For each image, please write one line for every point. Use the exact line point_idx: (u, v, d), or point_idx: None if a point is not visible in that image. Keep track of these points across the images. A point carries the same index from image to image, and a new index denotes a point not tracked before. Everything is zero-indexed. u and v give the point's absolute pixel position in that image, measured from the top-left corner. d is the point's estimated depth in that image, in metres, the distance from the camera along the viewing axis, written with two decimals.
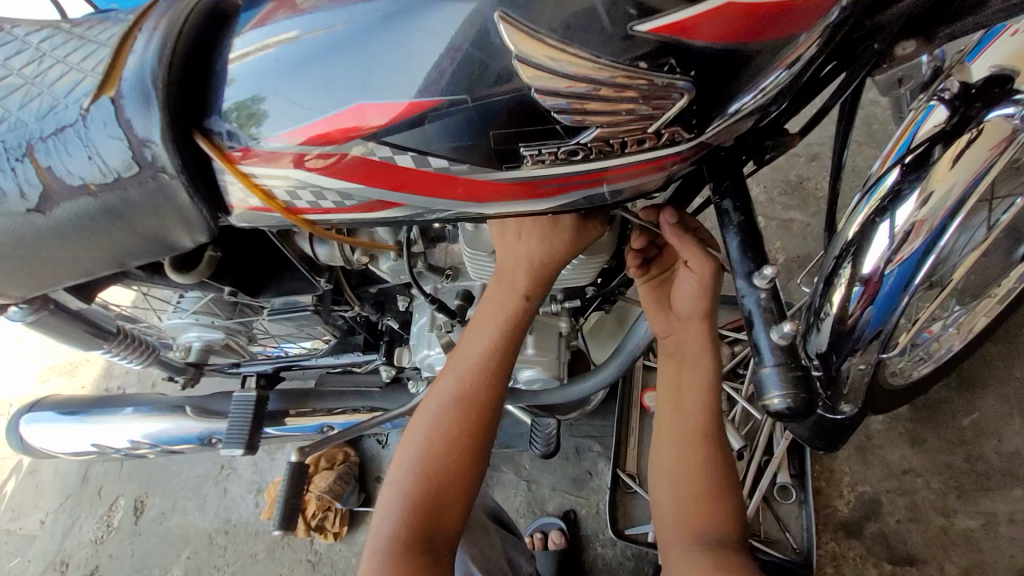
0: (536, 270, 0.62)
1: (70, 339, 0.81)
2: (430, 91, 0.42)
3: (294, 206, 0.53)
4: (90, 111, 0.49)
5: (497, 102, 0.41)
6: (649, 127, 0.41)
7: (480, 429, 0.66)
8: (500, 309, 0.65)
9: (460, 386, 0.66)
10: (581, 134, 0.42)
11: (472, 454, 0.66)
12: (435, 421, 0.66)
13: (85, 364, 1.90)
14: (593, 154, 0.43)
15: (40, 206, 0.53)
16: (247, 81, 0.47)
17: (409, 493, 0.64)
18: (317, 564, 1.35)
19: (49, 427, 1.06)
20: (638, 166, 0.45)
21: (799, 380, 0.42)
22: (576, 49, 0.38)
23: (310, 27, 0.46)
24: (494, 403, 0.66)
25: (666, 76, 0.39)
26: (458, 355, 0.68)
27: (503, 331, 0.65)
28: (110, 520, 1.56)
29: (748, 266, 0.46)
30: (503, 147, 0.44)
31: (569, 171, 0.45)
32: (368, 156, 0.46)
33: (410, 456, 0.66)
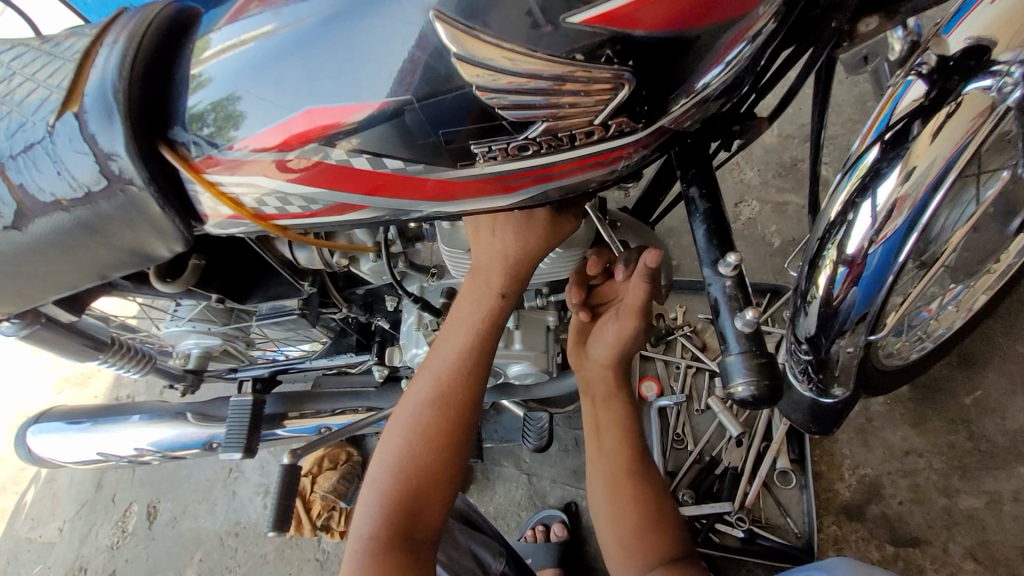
0: (513, 264, 0.61)
1: (66, 351, 0.83)
2: (376, 92, 0.42)
3: (263, 212, 0.53)
4: (55, 127, 0.49)
5: (443, 101, 0.41)
6: (595, 119, 0.41)
7: (458, 429, 0.66)
8: (476, 309, 0.65)
9: (438, 385, 0.66)
10: (528, 129, 0.42)
11: (450, 453, 0.66)
12: (412, 421, 0.67)
13: (95, 374, 1.94)
14: (543, 149, 0.43)
15: (18, 222, 0.53)
16: (222, 82, 0.47)
17: (388, 493, 0.65)
18: (325, 562, 1.38)
19: (55, 437, 1.08)
20: (592, 157, 0.44)
21: (764, 367, 0.40)
22: (512, 43, 0.38)
23: (269, 28, 0.46)
24: (472, 401, 0.66)
25: (605, 67, 0.38)
26: (435, 356, 0.68)
27: (478, 331, 0.65)
28: (125, 525, 1.60)
29: (713, 254, 0.45)
30: (455, 146, 0.44)
31: (523, 166, 0.45)
32: (325, 161, 0.46)
33: (387, 457, 0.67)
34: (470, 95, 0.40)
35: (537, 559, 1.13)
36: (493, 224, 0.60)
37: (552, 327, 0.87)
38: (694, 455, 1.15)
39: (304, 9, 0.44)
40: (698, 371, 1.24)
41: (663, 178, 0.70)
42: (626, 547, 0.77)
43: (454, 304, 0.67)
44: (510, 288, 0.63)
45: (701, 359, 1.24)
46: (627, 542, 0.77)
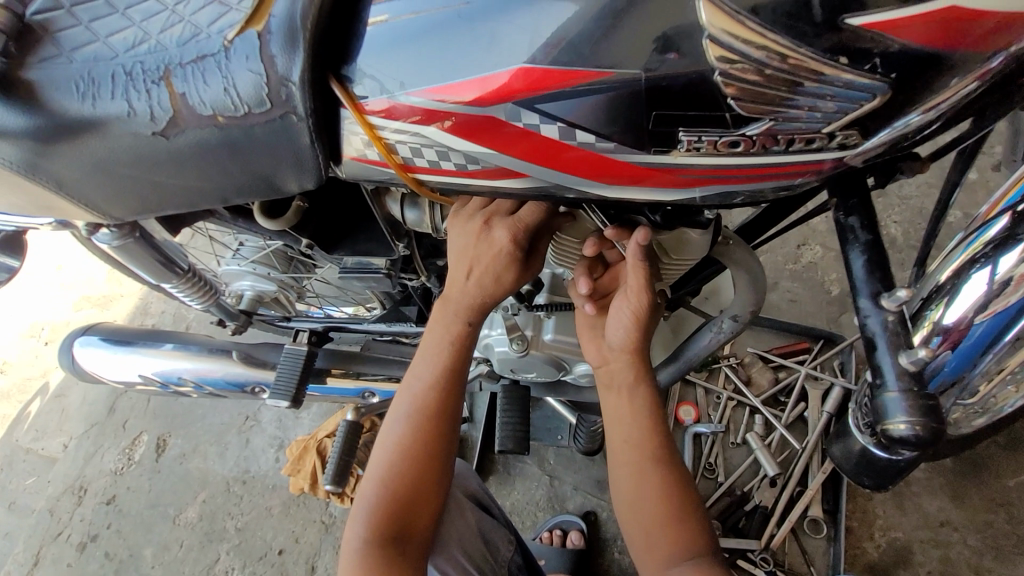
0: (511, 224, 0.64)
1: (144, 268, 0.82)
2: (601, 63, 0.42)
3: (409, 163, 0.52)
4: (233, 43, 0.50)
5: (672, 81, 0.41)
6: (826, 128, 0.41)
7: (441, 419, 0.73)
8: (493, 264, 0.67)
9: (415, 402, 0.74)
10: (750, 125, 0.42)
11: (434, 443, 0.73)
12: (396, 436, 0.73)
13: (119, 299, 1.93)
14: (755, 148, 0.43)
15: (167, 129, 0.53)
16: (404, 35, 0.47)
17: (379, 494, 0.70)
18: (331, 526, 1.38)
19: (100, 353, 1.08)
20: (787, 168, 0.44)
21: (929, 408, 0.41)
22: (775, 36, 0.38)
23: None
24: (453, 395, 0.75)
25: (867, 75, 0.38)
26: (413, 379, 0.76)
27: (458, 331, 0.74)
28: (131, 453, 1.59)
29: (875, 287, 0.45)
30: (652, 131, 0.44)
31: (718, 163, 0.44)
32: (513, 122, 0.45)
33: (378, 464, 0.73)
34: (705, 79, 0.40)
35: (550, 563, 1.12)
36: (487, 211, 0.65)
37: None
38: (724, 487, 1.14)
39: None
40: (739, 406, 1.23)
41: (785, 204, 0.69)
42: (647, 541, 0.66)
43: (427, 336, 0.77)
44: (514, 235, 0.65)
45: (743, 393, 1.23)
46: (650, 530, 0.66)
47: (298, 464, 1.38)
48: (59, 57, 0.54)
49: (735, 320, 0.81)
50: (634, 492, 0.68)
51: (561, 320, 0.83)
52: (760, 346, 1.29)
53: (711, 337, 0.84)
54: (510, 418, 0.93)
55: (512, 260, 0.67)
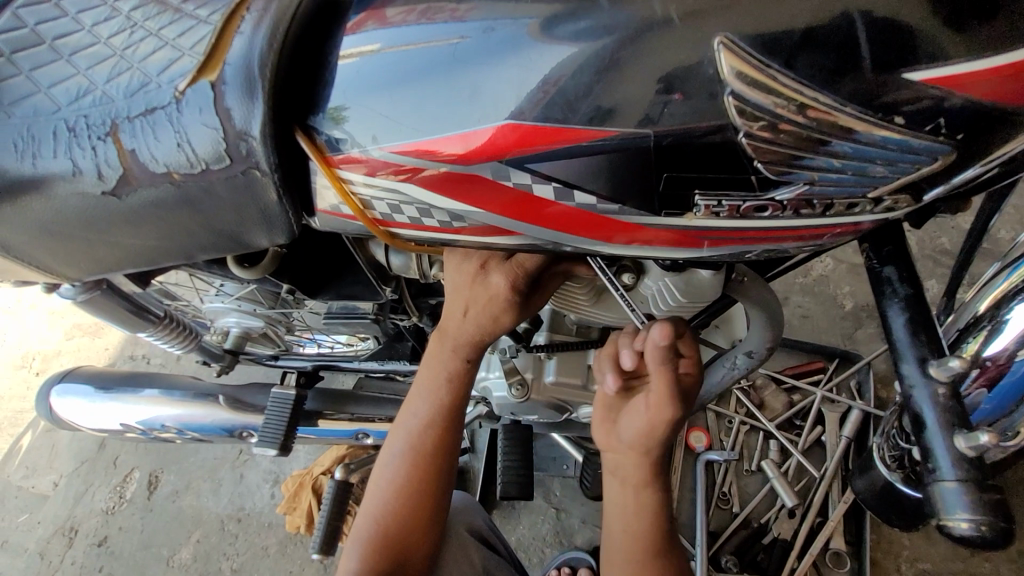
0: (509, 269, 0.54)
1: (115, 320, 0.76)
2: (607, 119, 0.36)
3: (383, 218, 0.47)
4: (185, 94, 0.44)
5: (695, 137, 0.36)
6: (873, 192, 0.37)
7: (440, 459, 0.63)
8: (489, 310, 0.57)
9: (411, 439, 0.63)
10: (778, 189, 0.37)
11: (434, 483, 0.63)
12: (390, 476, 0.63)
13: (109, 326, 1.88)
14: (784, 212, 0.38)
15: (118, 189, 0.48)
16: (380, 79, 0.42)
17: (370, 542, 0.61)
18: (329, 565, 1.33)
19: (80, 400, 1.02)
20: (815, 229, 0.40)
21: (993, 501, 0.35)
22: (816, 93, 0.33)
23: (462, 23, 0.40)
24: (455, 434, 0.64)
25: (927, 136, 0.35)
26: (408, 412, 0.65)
27: (456, 364, 0.62)
28: (123, 491, 1.54)
29: (921, 352, 0.39)
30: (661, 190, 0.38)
31: (740, 226, 0.39)
32: (503, 182, 0.40)
33: (370, 506, 0.63)
34: (731, 139, 0.35)
35: None
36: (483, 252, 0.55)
37: None
38: (740, 519, 1.08)
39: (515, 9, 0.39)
40: (752, 430, 1.18)
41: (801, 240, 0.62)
42: None
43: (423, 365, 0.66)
44: (511, 283, 0.55)
45: (756, 417, 1.17)
46: None
47: (293, 502, 1.33)
48: None
49: (750, 356, 0.76)
50: None
51: (562, 361, 0.77)
52: (772, 366, 1.24)
53: (725, 372, 0.79)
54: (511, 461, 0.87)
55: (511, 309, 0.57)
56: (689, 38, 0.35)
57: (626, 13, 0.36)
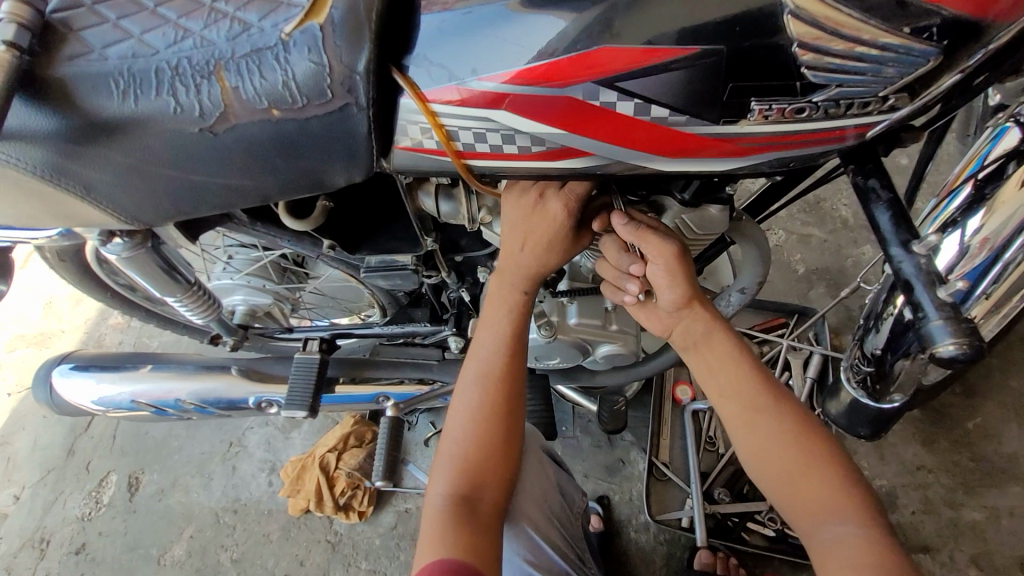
0: (564, 194, 0.63)
1: (151, 282, 0.78)
2: (686, 40, 0.46)
3: (466, 149, 0.54)
4: (292, 36, 0.50)
5: (748, 55, 0.46)
6: (882, 91, 0.48)
7: (511, 386, 0.71)
8: (546, 234, 0.65)
9: (485, 370, 0.71)
10: (815, 93, 0.48)
11: (508, 409, 0.70)
12: (468, 405, 0.70)
13: (58, 335, 1.76)
14: (818, 113, 0.49)
15: (217, 125, 0.52)
16: (478, 19, 0.49)
17: (456, 465, 0.67)
18: (338, 544, 1.29)
19: (82, 382, 1.00)
20: (829, 134, 0.51)
21: (969, 330, 0.47)
22: (847, 10, 0.44)
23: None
24: (518, 363, 0.72)
25: (926, 42, 0.45)
26: (477, 347, 0.73)
27: (518, 301, 0.71)
28: (100, 496, 1.46)
29: (903, 236, 0.52)
30: (721, 103, 0.48)
31: (778, 130, 0.50)
32: (589, 101, 0.48)
33: (452, 434, 0.70)
34: (785, 49, 0.46)
35: None
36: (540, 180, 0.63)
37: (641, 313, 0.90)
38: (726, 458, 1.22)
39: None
40: None
41: (786, 183, 0.72)
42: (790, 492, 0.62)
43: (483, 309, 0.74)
44: (569, 206, 0.63)
45: None
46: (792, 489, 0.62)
47: (296, 484, 1.34)
48: (91, 53, 0.51)
49: (743, 293, 0.87)
50: (768, 452, 0.64)
51: (582, 304, 0.86)
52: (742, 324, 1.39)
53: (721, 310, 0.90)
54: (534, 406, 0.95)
55: (567, 237, 0.66)
56: None
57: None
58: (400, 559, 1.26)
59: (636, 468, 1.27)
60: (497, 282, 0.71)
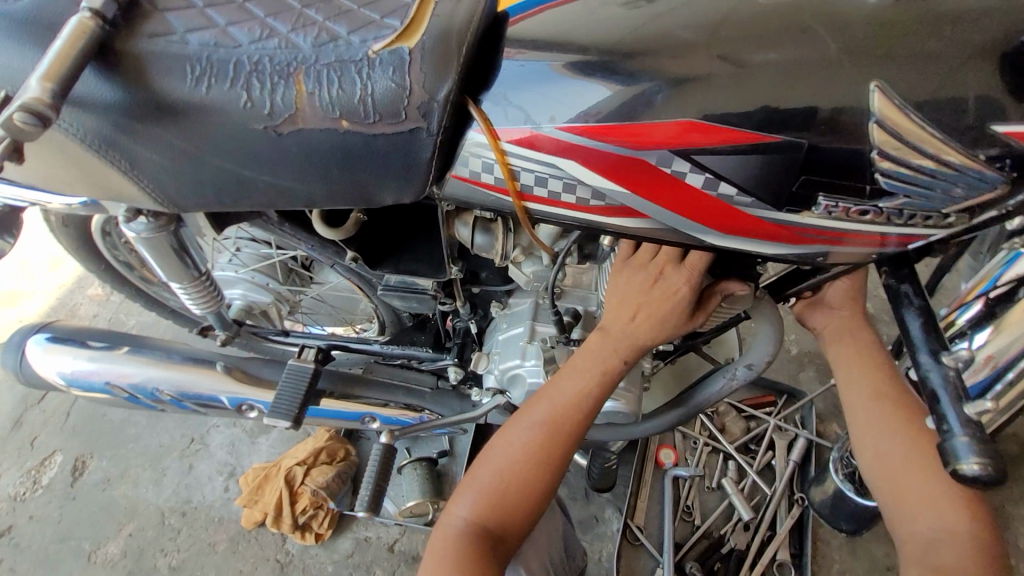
0: (685, 270, 0.66)
1: (163, 265, 0.75)
2: (771, 128, 0.49)
3: (525, 191, 0.54)
4: (378, 55, 0.50)
5: (821, 150, 0.49)
6: (944, 208, 0.51)
7: (567, 443, 0.72)
8: (663, 306, 0.67)
9: (551, 419, 0.72)
10: (882, 199, 0.50)
11: (556, 462, 0.72)
12: (520, 446, 0.72)
13: (27, 296, 1.67)
14: (879, 218, 0.52)
15: (284, 126, 0.51)
16: (568, 73, 0.51)
17: (485, 498, 0.70)
18: (287, 566, 1.21)
19: (58, 355, 0.95)
20: (877, 239, 0.54)
21: (992, 452, 0.48)
22: (932, 129, 0.47)
23: (642, 33, 0.51)
24: (584, 424, 0.72)
25: (998, 170, 0.49)
26: (555, 389, 0.73)
27: (611, 364, 0.71)
28: (38, 475, 1.36)
29: (934, 346, 0.54)
30: (786, 191, 0.51)
31: (833, 226, 0.53)
32: (662, 167, 0.51)
33: (493, 465, 0.72)
34: (866, 154, 0.49)
35: None
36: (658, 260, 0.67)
37: (645, 372, 0.89)
38: (701, 530, 1.20)
39: (692, 28, 0.50)
40: (713, 451, 1.31)
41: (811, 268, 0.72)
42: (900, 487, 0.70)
43: (574, 354, 0.74)
44: (690, 282, 0.66)
45: (717, 440, 1.31)
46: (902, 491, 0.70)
47: (254, 495, 1.26)
48: (173, 36, 0.51)
49: (750, 368, 0.85)
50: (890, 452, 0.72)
51: None
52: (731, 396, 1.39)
53: (725, 381, 0.87)
54: None
55: (686, 312, 0.68)
56: (811, 87, 0.48)
57: (781, 50, 0.49)
58: None
59: (610, 527, 1.24)
60: (592, 336, 0.72)
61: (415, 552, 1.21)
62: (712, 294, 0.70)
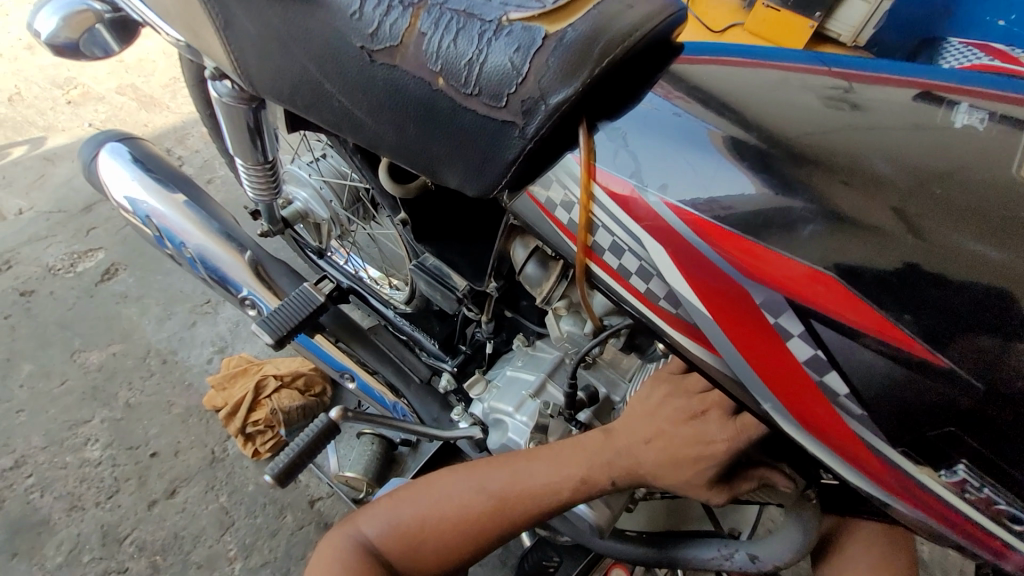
0: (733, 427, 0.53)
1: (231, 137, 0.72)
2: (914, 327, 0.38)
3: (596, 252, 0.46)
4: (511, 24, 0.42)
5: (961, 394, 0.38)
6: None
7: (506, 526, 0.61)
8: (685, 452, 0.55)
9: (504, 491, 0.61)
10: (1005, 492, 0.39)
11: (484, 538, 0.61)
12: (458, 500, 0.61)
13: (156, 107, 1.78)
14: (981, 507, 0.40)
15: (379, 55, 0.45)
16: (714, 157, 0.44)
17: (396, 531, 0.61)
18: (217, 461, 1.20)
19: (122, 171, 0.97)
20: (971, 528, 0.41)
21: None
22: None
23: (813, 142, 0.44)
24: (534, 518, 0.61)
25: None
26: (526, 464, 0.61)
27: (595, 473, 0.59)
28: (76, 261, 1.43)
29: None
30: (891, 406, 0.40)
31: (925, 485, 0.41)
32: (763, 308, 0.41)
33: (422, 501, 0.62)
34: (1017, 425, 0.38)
35: None
36: (705, 398, 0.55)
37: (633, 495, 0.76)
38: None
39: (872, 161, 0.43)
40: None
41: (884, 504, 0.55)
42: None
43: (564, 438, 0.62)
44: (730, 446, 0.53)
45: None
46: None
47: (226, 381, 1.25)
48: None
49: (750, 560, 0.69)
50: None
51: None
52: None
53: (715, 556, 0.72)
54: None
55: (707, 474, 0.54)
56: (978, 302, 0.38)
57: (961, 241, 0.39)
58: (256, 520, 1.14)
59: None
60: (595, 433, 0.61)
61: (329, 520, 1.15)
62: (748, 475, 0.57)
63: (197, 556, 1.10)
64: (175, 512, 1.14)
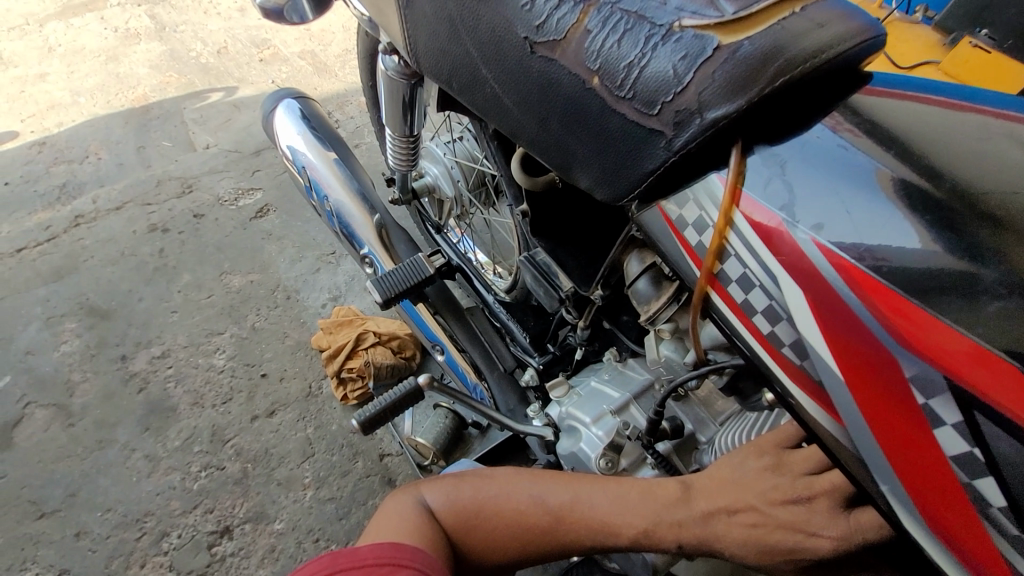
0: (843, 526, 0.49)
1: (387, 106, 0.78)
2: None
3: (722, 281, 0.43)
4: (681, 32, 0.40)
5: None
6: None
7: (558, 544, 0.59)
8: (778, 536, 0.51)
9: (568, 511, 0.59)
10: None
11: (535, 547, 0.59)
12: (522, 503, 0.60)
13: (327, 73, 1.99)
14: None
15: (540, 47, 0.45)
16: (880, 201, 0.39)
17: (455, 509, 0.60)
18: (312, 396, 1.32)
19: (290, 125, 1.10)
20: None
21: None
22: None
23: (1002, 204, 0.39)
24: (586, 547, 0.59)
25: None
26: (595, 494, 0.59)
27: (662, 526, 0.56)
28: (238, 196, 1.65)
29: None
30: None
31: None
32: (913, 384, 0.36)
33: (487, 488, 0.61)
34: None
35: None
36: (812, 483, 0.50)
37: None
38: None
39: None
40: None
41: None
42: None
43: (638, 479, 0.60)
44: (837, 544, 0.49)
45: None
46: None
47: (333, 327, 1.37)
48: None
49: None
50: None
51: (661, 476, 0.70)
52: None
53: None
54: None
55: (797, 563, 0.51)
56: None
57: None
58: (332, 458, 1.25)
59: None
60: (671, 484, 0.58)
61: (393, 477, 1.22)
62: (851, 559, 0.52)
63: (279, 475, 1.22)
64: (269, 430, 1.28)
